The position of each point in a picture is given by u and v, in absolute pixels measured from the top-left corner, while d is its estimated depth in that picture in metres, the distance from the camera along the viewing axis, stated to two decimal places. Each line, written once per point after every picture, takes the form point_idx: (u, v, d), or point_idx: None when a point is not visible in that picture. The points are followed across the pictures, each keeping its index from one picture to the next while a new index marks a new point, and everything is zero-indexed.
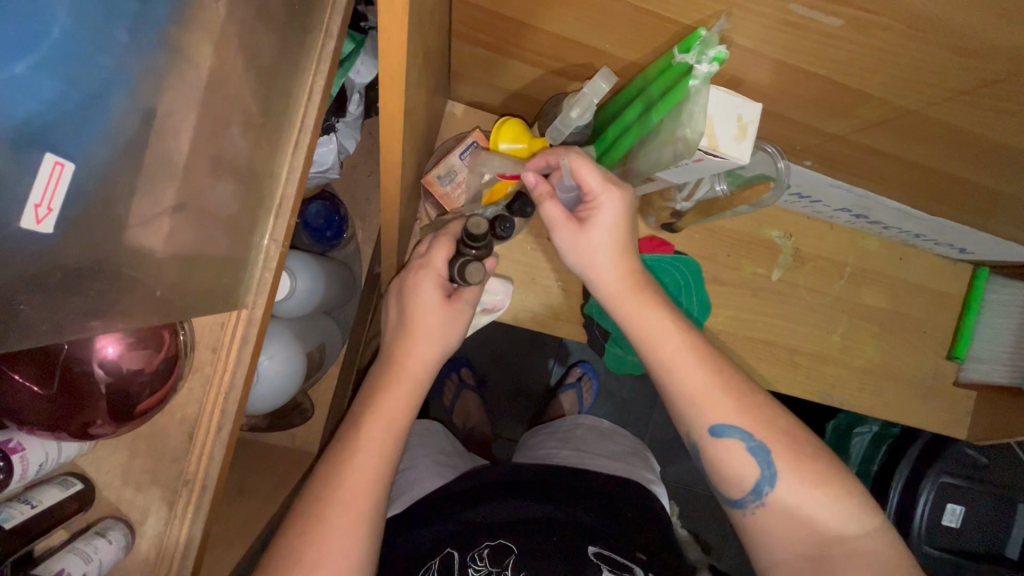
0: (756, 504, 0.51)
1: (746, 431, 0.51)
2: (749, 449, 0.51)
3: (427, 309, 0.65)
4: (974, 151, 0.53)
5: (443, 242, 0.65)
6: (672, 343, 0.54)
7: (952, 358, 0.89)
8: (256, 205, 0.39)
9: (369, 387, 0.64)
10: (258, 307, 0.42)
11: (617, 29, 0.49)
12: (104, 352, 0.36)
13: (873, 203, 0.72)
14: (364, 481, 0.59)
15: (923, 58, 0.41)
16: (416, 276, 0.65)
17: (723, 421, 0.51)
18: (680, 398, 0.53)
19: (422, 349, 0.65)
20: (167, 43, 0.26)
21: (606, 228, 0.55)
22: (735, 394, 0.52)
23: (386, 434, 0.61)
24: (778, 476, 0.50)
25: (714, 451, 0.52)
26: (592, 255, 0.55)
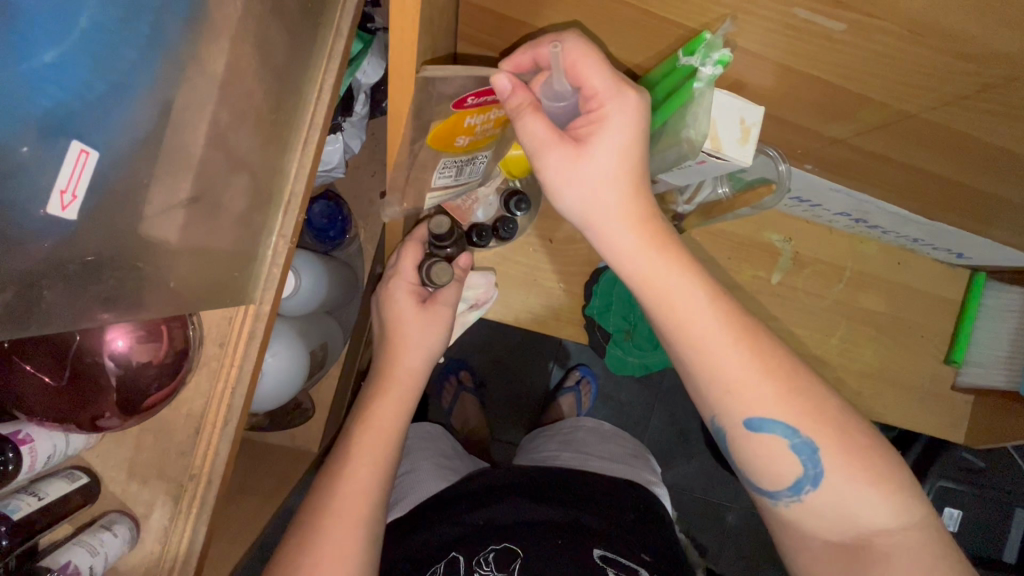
0: (791, 500, 0.50)
1: (790, 427, 0.48)
2: (791, 446, 0.49)
3: (403, 317, 0.65)
4: (973, 155, 0.54)
5: (410, 248, 0.67)
6: (699, 314, 0.49)
7: (949, 362, 0.90)
8: (266, 200, 0.40)
9: (361, 397, 0.65)
10: (266, 303, 0.42)
11: (623, 31, 0.50)
12: (114, 345, 0.37)
13: (872, 207, 0.73)
14: (366, 484, 0.59)
15: (924, 62, 0.42)
16: (387, 286, 0.67)
17: (767, 415, 0.49)
18: (708, 384, 0.50)
19: (407, 356, 0.65)
20: (188, 37, 0.26)
21: (611, 147, 0.48)
22: (781, 378, 0.49)
23: (381, 440, 0.62)
24: (822, 477, 0.48)
25: (750, 444, 0.50)
26: (596, 182, 0.49)
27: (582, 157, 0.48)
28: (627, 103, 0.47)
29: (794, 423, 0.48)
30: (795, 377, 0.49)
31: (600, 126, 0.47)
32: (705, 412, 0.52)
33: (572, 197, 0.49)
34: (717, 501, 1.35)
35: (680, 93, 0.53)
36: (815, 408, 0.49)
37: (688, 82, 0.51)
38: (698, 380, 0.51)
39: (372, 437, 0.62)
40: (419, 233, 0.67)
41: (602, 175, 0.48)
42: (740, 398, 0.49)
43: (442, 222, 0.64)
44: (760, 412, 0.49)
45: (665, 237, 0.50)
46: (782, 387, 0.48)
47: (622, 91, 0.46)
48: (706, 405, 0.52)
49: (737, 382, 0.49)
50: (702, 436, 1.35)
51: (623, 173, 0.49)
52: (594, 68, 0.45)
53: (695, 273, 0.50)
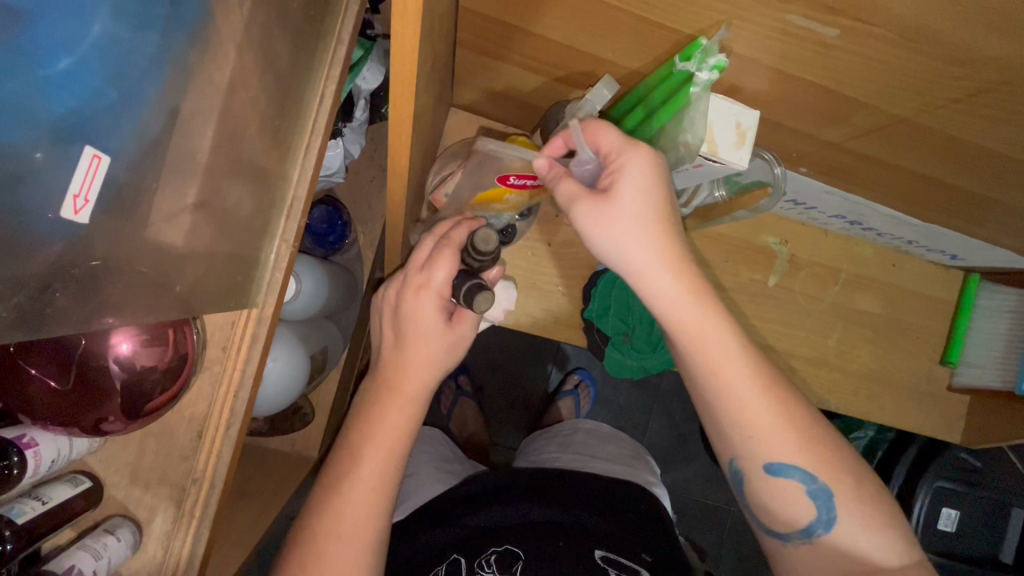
0: (802, 541, 0.52)
1: (808, 473, 0.51)
2: (808, 492, 0.51)
3: (428, 337, 0.57)
4: (964, 158, 0.55)
5: (445, 253, 0.56)
6: (733, 367, 0.51)
7: (944, 362, 0.91)
8: (269, 205, 0.40)
9: (364, 409, 0.58)
10: (268, 306, 0.42)
11: (620, 37, 0.50)
12: (118, 350, 0.35)
13: (867, 210, 0.74)
14: (371, 498, 0.56)
15: (916, 67, 0.42)
16: (415, 297, 0.57)
17: (789, 462, 0.51)
18: (734, 428, 0.52)
19: (420, 375, 0.58)
20: (196, 44, 0.27)
21: (632, 197, 0.49)
22: (799, 429, 0.51)
23: (387, 461, 0.57)
24: (834, 523, 0.51)
25: (767, 487, 0.52)
26: (625, 234, 0.50)
27: (608, 211, 0.50)
28: (639, 155, 0.48)
29: (811, 470, 0.51)
30: (812, 427, 0.52)
31: (618, 179, 0.49)
32: (726, 454, 0.54)
33: (612, 253, 0.51)
34: (716, 504, 1.36)
35: (679, 97, 0.53)
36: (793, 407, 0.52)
37: (685, 87, 0.52)
38: (724, 423, 0.53)
39: (378, 451, 0.57)
40: (455, 236, 0.57)
41: (631, 226, 0.49)
42: (767, 442, 0.51)
43: (491, 239, 0.56)
44: (781, 458, 0.51)
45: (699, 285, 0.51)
46: (800, 435, 0.51)
47: (635, 145, 0.49)
48: (727, 447, 0.54)
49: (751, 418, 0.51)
50: (701, 439, 1.35)
51: (650, 221, 0.50)
52: (603, 133, 0.50)
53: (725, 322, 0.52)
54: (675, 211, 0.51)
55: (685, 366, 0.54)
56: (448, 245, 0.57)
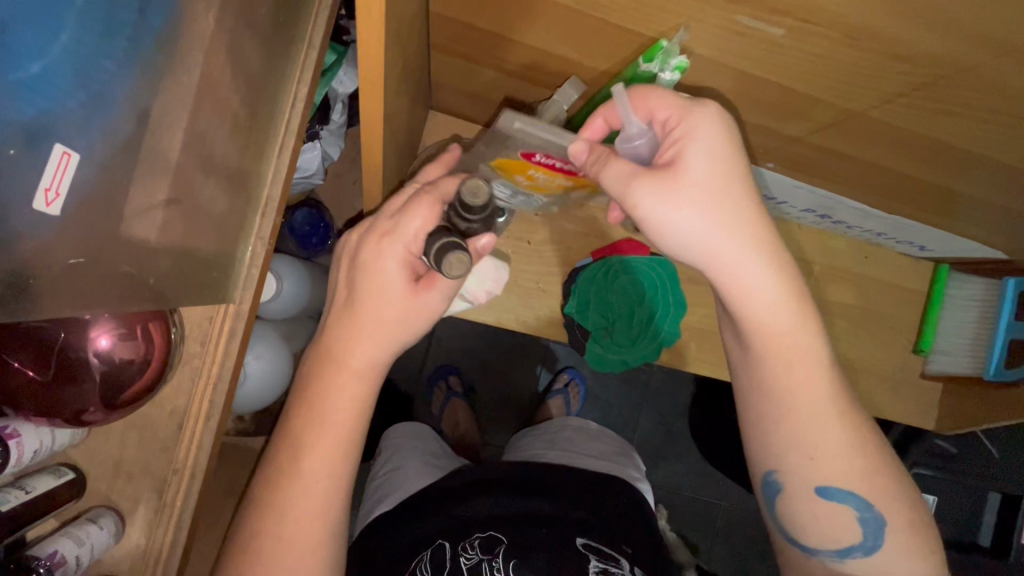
0: (834, 561, 0.55)
1: (863, 499, 0.53)
2: (858, 517, 0.53)
3: (387, 295, 0.55)
4: (918, 150, 0.57)
5: (423, 203, 0.53)
6: (803, 368, 0.52)
7: (918, 351, 0.94)
8: (244, 203, 0.42)
9: (312, 378, 0.56)
10: (245, 301, 0.44)
11: (583, 39, 0.52)
12: (98, 343, 0.37)
13: (835, 203, 0.77)
14: (323, 476, 0.55)
15: (859, 63, 0.45)
16: (379, 246, 0.55)
17: (846, 487, 0.53)
18: (798, 445, 0.53)
19: (371, 344, 0.56)
20: (163, 47, 0.28)
21: (702, 159, 0.47)
22: (865, 457, 0.53)
23: (336, 439, 0.55)
24: (877, 548, 0.54)
25: (817, 507, 0.54)
26: (699, 201, 0.48)
27: (674, 183, 0.47)
28: (705, 117, 0.47)
29: (866, 498, 0.53)
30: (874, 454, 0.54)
31: (685, 144, 0.48)
32: (783, 473, 0.54)
33: (680, 231, 0.48)
34: (705, 498, 1.38)
35: None
36: (818, 409, 0.52)
37: (651, 87, 0.53)
38: (783, 437, 0.53)
39: (325, 430, 0.55)
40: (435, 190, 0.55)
41: (701, 198, 0.48)
42: (824, 464, 0.53)
43: (479, 191, 0.50)
44: (841, 483, 0.53)
45: (774, 260, 0.50)
46: (858, 463, 0.53)
47: (695, 106, 0.47)
48: (786, 465, 0.54)
49: (819, 429, 0.52)
50: (689, 434, 1.37)
51: (721, 191, 0.48)
52: (662, 100, 0.49)
53: (797, 306, 0.51)
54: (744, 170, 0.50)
55: (758, 372, 0.54)
56: (428, 194, 0.54)
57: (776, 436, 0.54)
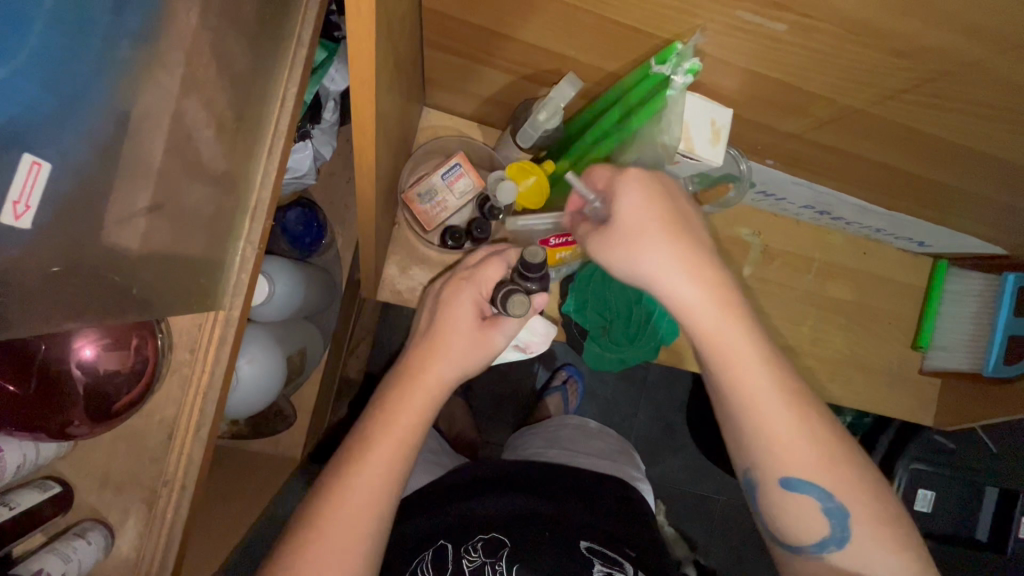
0: (813, 555, 0.54)
1: (826, 490, 0.52)
2: (824, 509, 0.52)
3: (456, 326, 0.62)
4: (920, 147, 0.56)
5: (498, 262, 0.64)
6: (757, 374, 0.52)
7: (916, 347, 0.94)
8: (231, 207, 0.40)
9: (384, 396, 0.61)
10: (235, 308, 0.43)
11: (581, 35, 0.51)
12: (81, 354, 0.37)
13: (833, 199, 0.76)
14: (377, 480, 0.57)
15: (862, 59, 0.44)
16: (458, 290, 0.64)
17: (806, 478, 0.52)
18: (755, 439, 0.53)
19: (441, 366, 0.61)
20: (140, 49, 0.27)
21: (634, 214, 0.51)
22: (822, 447, 0.52)
23: (396, 447, 0.58)
24: (848, 540, 0.52)
25: (780, 501, 0.54)
26: (638, 251, 0.51)
27: (613, 241, 0.52)
28: (631, 181, 0.51)
29: (830, 489, 0.52)
30: (839, 449, 0.53)
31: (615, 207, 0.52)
32: (746, 466, 0.55)
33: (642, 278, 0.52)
34: (703, 493, 1.38)
35: (653, 101, 0.54)
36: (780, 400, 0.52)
37: (661, 91, 0.52)
38: (743, 433, 0.54)
39: (388, 436, 0.58)
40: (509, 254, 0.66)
41: (638, 248, 0.51)
42: (782, 456, 0.52)
43: (537, 254, 0.58)
44: (802, 474, 0.52)
45: (716, 286, 0.51)
46: (816, 453, 0.52)
47: (623, 173, 0.52)
48: (743, 457, 0.55)
49: (770, 421, 0.52)
50: (686, 430, 1.37)
51: (657, 235, 0.51)
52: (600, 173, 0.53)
53: (747, 326, 0.52)
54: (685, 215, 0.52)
55: (711, 376, 0.54)
56: (502, 257, 0.64)
57: (750, 437, 0.53)
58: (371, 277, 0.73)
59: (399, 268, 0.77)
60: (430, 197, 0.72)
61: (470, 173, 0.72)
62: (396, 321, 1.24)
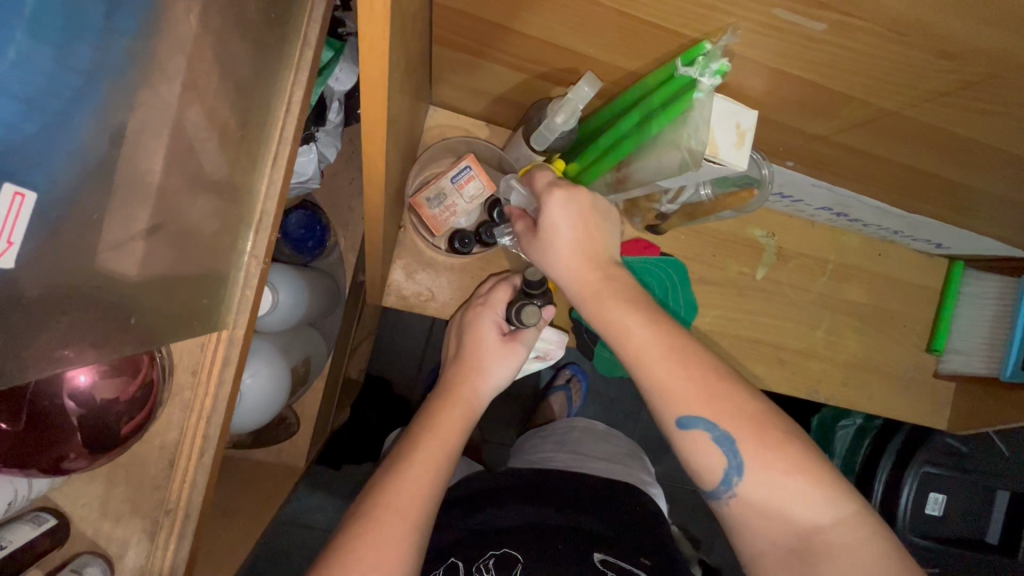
0: (728, 495, 0.51)
1: (710, 419, 0.51)
2: (714, 439, 0.51)
3: (483, 344, 0.67)
4: (951, 150, 0.54)
5: (504, 284, 0.70)
6: (640, 338, 0.53)
7: (931, 350, 0.92)
8: (235, 221, 0.38)
9: (423, 413, 0.64)
10: (240, 326, 0.40)
11: (602, 34, 0.48)
12: (76, 382, 0.37)
13: (852, 201, 0.74)
14: (426, 479, 0.58)
15: (903, 60, 0.41)
16: (475, 312, 0.69)
17: (690, 412, 0.51)
18: (643, 384, 0.54)
19: (475, 377, 0.66)
20: (137, 58, 0.25)
21: (550, 226, 0.57)
22: (702, 380, 0.51)
23: (441, 448, 0.61)
24: (745, 466, 0.50)
25: (680, 441, 0.52)
26: (548, 259, 0.58)
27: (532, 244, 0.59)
28: (553, 197, 0.56)
29: (714, 418, 0.51)
30: (723, 380, 0.52)
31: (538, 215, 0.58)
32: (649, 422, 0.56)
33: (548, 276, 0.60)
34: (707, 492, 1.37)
35: (678, 103, 0.51)
36: (667, 349, 0.52)
37: (689, 93, 0.50)
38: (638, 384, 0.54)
39: (433, 439, 0.61)
40: (514, 278, 0.71)
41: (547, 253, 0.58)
42: (668, 395, 0.52)
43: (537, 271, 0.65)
44: (686, 408, 0.51)
45: (612, 290, 0.56)
46: (700, 388, 0.51)
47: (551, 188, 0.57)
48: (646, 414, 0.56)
49: (646, 366, 0.53)
50: None
51: (562, 246, 0.57)
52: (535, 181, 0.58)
53: (641, 313, 0.54)
54: (598, 233, 0.57)
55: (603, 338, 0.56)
56: (506, 280, 0.70)
57: (667, 404, 0.52)
58: (377, 283, 0.70)
59: (405, 272, 0.74)
60: (439, 201, 0.70)
61: (481, 176, 0.70)
62: (397, 320, 1.22)
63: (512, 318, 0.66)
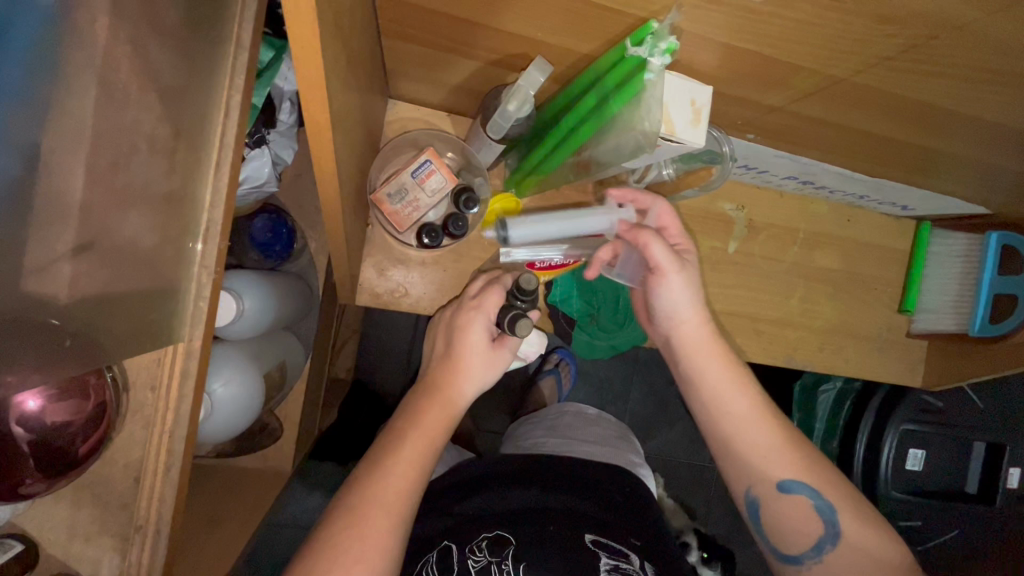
0: (814, 560, 0.62)
1: (813, 488, 0.62)
2: (816, 507, 0.62)
3: (473, 347, 0.66)
4: (905, 114, 0.54)
5: (495, 287, 0.69)
6: (759, 405, 0.66)
7: (903, 311, 0.93)
8: (179, 232, 0.37)
9: (410, 407, 0.65)
10: (196, 339, 0.40)
11: (549, 17, 0.48)
12: (24, 408, 0.33)
13: (815, 169, 0.74)
14: (408, 475, 0.59)
15: (846, 26, 0.41)
16: (469, 315, 0.68)
17: (795, 479, 0.63)
18: (748, 453, 0.65)
19: (464, 383, 0.66)
20: (40, 77, 0.24)
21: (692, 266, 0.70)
22: (796, 451, 0.64)
23: (425, 444, 0.61)
24: (840, 537, 0.61)
25: (782, 503, 0.63)
26: (694, 293, 0.67)
27: (687, 274, 0.66)
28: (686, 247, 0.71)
29: (817, 487, 0.62)
30: (806, 450, 0.65)
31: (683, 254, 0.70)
32: (741, 485, 0.66)
33: (671, 299, 0.67)
34: (699, 463, 1.40)
35: (629, 86, 0.50)
36: (773, 422, 0.65)
37: (637, 75, 0.49)
38: (737, 456, 0.66)
39: (420, 436, 0.61)
40: (506, 279, 0.71)
41: (694, 286, 0.67)
42: (773, 464, 0.64)
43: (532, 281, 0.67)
44: (790, 475, 0.63)
45: (721, 343, 0.68)
46: (800, 459, 0.64)
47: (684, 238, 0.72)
48: (738, 477, 0.66)
49: (759, 432, 0.65)
50: (680, 403, 1.38)
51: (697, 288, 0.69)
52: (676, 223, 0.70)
53: (746, 380, 0.67)
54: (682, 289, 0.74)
55: (708, 397, 0.67)
56: (496, 283, 0.70)
57: (773, 471, 0.64)
58: (349, 284, 0.70)
59: (376, 270, 0.74)
60: (400, 197, 0.69)
61: (442, 168, 0.69)
62: (381, 317, 1.21)
63: (503, 323, 0.66)
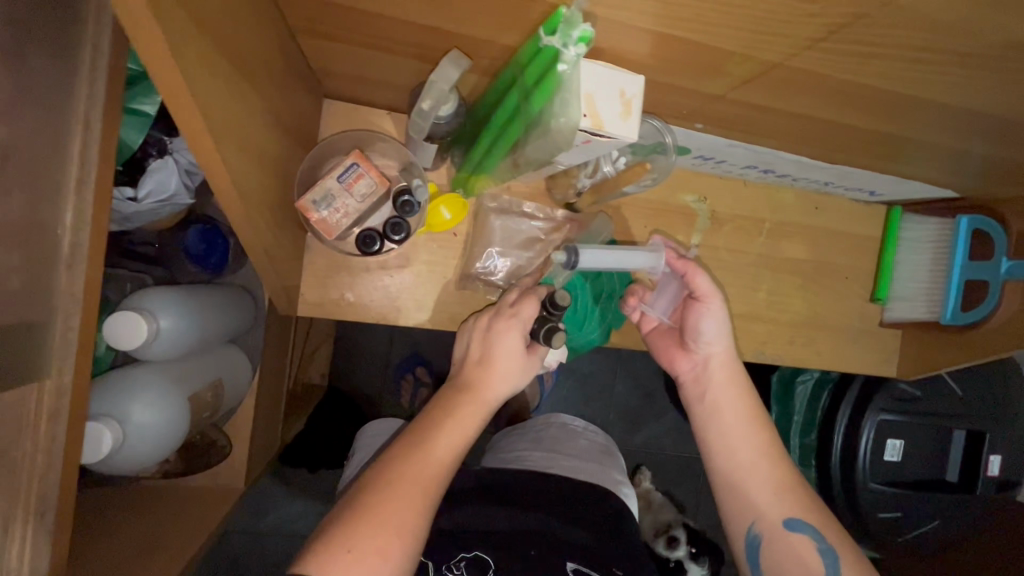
0: None
1: (815, 531, 0.61)
2: (819, 550, 0.61)
3: (511, 354, 0.62)
4: (851, 99, 0.51)
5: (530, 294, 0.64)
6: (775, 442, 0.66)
7: (875, 299, 0.91)
8: (29, 258, 0.37)
9: (442, 407, 0.60)
10: (64, 374, 0.41)
11: (452, 7, 0.44)
12: None
13: (773, 157, 0.71)
14: (431, 476, 0.55)
15: (766, 7, 0.38)
16: (508, 321, 0.63)
17: (798, 517, 0.62)
18: (753, 491, 0.64)
19: (498, 388, 0.61)
20: None
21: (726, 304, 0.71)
22: (798, 494, 0.63)
23: (454, 446, 0.58)
24: None
25: (782, 538, 0.62)
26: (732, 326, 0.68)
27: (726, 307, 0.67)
28: None
29: (819, 528, 0.62)
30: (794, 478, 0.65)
31: None
32: (744, 520, 0.64)
33: (708, 330, 0.67)
34: (686, 455, 1.37)
35: (547, 79, 0.47)
36: (780, 460, 0.65)
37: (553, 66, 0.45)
38: (739, 491, 0.65)
39: (449, 438, 0.58)
40: (542, 289, 0.66)
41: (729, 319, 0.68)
42: (784, 501, 0.63)
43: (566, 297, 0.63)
44: (794, 513, 0.62)
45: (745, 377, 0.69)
46: (799, 499, 0.63)
47: None
48: (741, 512, 0.64)
49: (772, 469, 0.64)
50: (665, 396, 1.36)
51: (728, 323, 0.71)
52: None
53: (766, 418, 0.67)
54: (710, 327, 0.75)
55: (716, 429, 0.67)
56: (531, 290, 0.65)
57: (782, 505, 0.63)
58: (285, 296, 0.67)
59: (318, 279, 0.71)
60: (327, 203, 0.63)
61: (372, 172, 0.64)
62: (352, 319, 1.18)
63: (538, 334, 0.62)
